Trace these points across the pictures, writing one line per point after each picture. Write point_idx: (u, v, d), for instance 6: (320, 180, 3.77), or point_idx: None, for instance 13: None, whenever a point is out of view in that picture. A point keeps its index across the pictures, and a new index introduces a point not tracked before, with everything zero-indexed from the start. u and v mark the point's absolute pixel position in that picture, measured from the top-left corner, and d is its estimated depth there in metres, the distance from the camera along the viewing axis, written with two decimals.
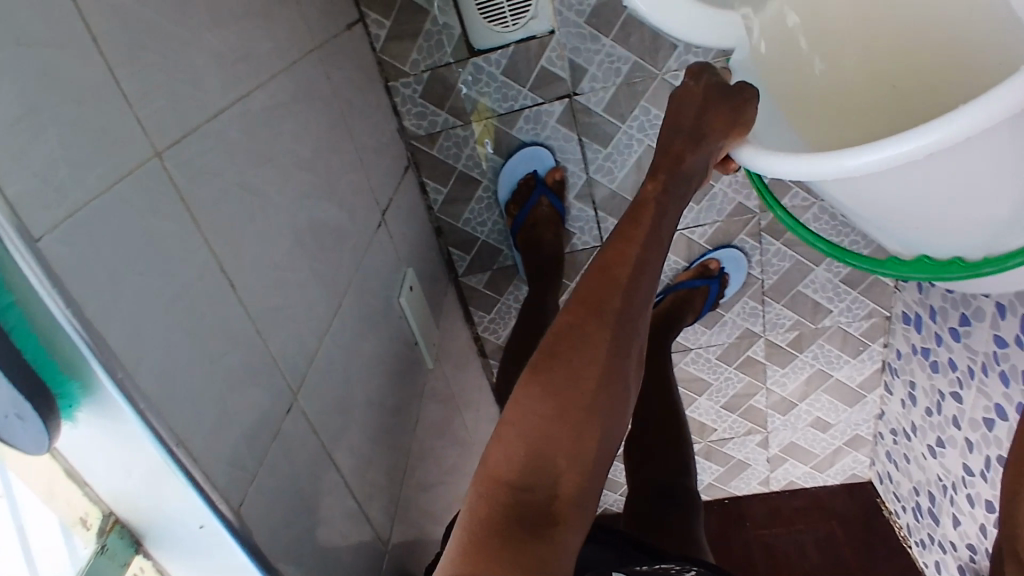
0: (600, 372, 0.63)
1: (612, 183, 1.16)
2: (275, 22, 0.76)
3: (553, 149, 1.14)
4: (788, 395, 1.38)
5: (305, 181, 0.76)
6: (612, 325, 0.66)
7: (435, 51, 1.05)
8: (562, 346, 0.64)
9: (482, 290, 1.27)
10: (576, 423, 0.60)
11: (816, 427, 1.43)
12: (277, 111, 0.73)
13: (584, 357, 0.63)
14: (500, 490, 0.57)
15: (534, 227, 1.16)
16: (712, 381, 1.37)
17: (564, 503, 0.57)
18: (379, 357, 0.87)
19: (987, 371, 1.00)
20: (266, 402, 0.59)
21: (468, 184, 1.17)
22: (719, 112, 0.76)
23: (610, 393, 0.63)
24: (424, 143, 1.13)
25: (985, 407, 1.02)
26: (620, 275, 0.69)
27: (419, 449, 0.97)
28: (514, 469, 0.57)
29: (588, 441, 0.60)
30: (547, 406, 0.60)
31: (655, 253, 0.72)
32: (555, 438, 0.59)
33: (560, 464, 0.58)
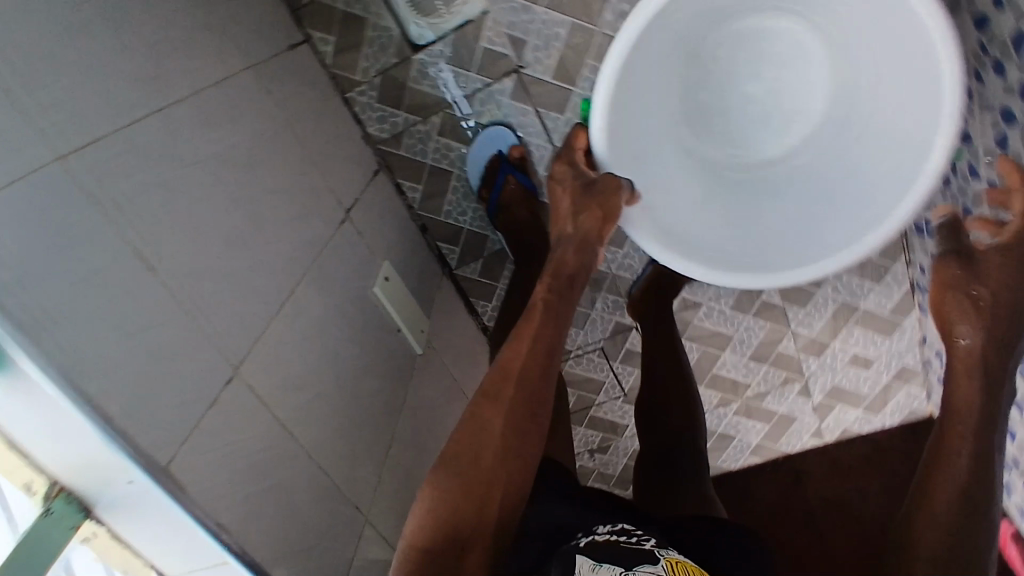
0: (500, 452, 0.81)
1: None
2: (206, 43, 0.82)
3: (513, 127, 1.15)
4: (817, 335, 1.32)
5: (248, 182, 0.81)
6: (506, 414, 0.83)
7: (380, 55, 1.09)
8: (471, 430, 0.82)
9: (478, 279, 1.29)
10: (484, 496, 0.78)
11: (858, 366, 1.35)
12: (212, 119, 0.78)
13: (485, 438, 0.81)
14: (416, 553, 0.75)
15: (509, 206, 1.17)
16: (732, 333, 1.33)
17: (469, 560, 0.75)
18: (355, 341, 0.90)
19: None
20: (200, 374, 0.63)
21: (441, 177, 1.19)
22: (590, 210, 0.93)
23: (510, 474, 0.80)
24: (391, 146, 1.16)
25: None
26: (513, 372, 0.86)
27: (423, 433, 1.00)
28: (430, 537, 0.76)
29: (489, 510, 0.78)
30: (456, 484, 0.79)
31: (550, 341, 0.88)
32: (463, 509, 0.77)
33: (467, 527, 0.77)
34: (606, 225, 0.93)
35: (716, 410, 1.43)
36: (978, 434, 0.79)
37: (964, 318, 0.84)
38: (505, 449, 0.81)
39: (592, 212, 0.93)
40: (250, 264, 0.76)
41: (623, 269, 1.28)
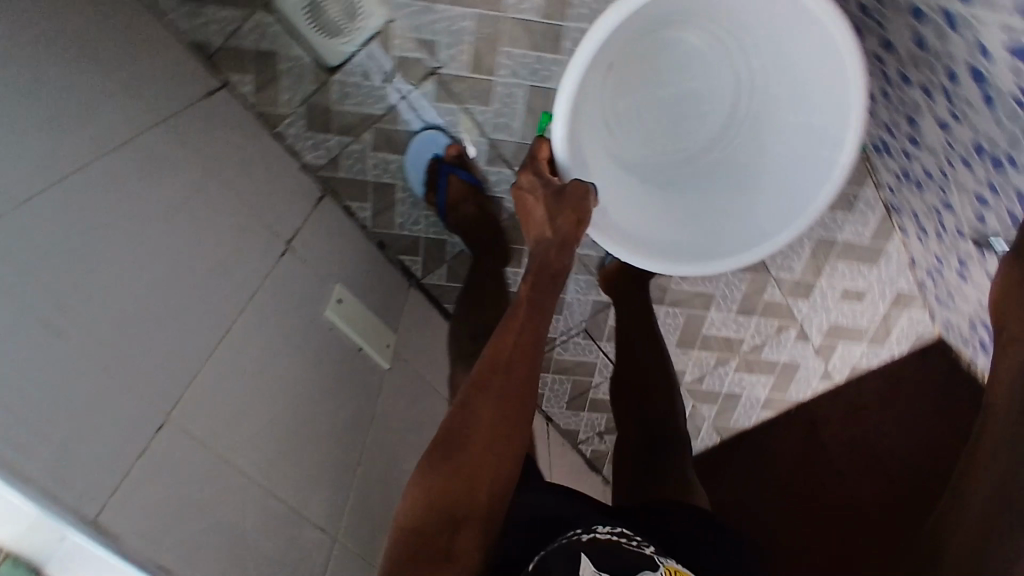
0: (486, 444, 0.80)
1: (514, 136, 1.14)
2: (119, 96, 0.81)
3: (444, 128, 1.14)
4: (801, 277, 1.28)
5: (178, 229, 0.81)
6: (498, 404, 0.83)
7: (298, 84, 1.10)
8: (465, 419, 0.82)
9: (447, 284, 1.29)
10: (471, 487, 0.78)
11: (850, 300, 1.31)
12: (133, 171, 0.77)
13: (475, 426, 0.81)
14: (406, 537, 0.75)
15: (457, 207, 1.17)
16: (713, 290, 1.30)
17: (458, 547, 0.75)
18: (308, 367, 0.91)
19: (953, 164, 0.89)
20: (127, 426, 0.64)
21: (385, 191, 1.19)
22: (565, 213, 0.90)
23: (498, 464, 0.80)
24: (330, 170, 1.16)
25: (971, 201, 0.90)
26: (500, 363, 0.86)
27: (396, 444, 1.02)
28: (418, 518, 0.76)
29: (479, 499, 0.78)
30: (441, 476, 0.79)
31: (532, 333, 0.89)
32: (452, 496, 0.77)
33: (457, 515, 0.76)
34: (580, 230, 0.91)
35: (715, 369, 1.41)
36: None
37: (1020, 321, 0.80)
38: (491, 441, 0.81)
39: (565, 211, 0.90)
40: (185, 312, 0.76)
41: (588, 248, 1.26)
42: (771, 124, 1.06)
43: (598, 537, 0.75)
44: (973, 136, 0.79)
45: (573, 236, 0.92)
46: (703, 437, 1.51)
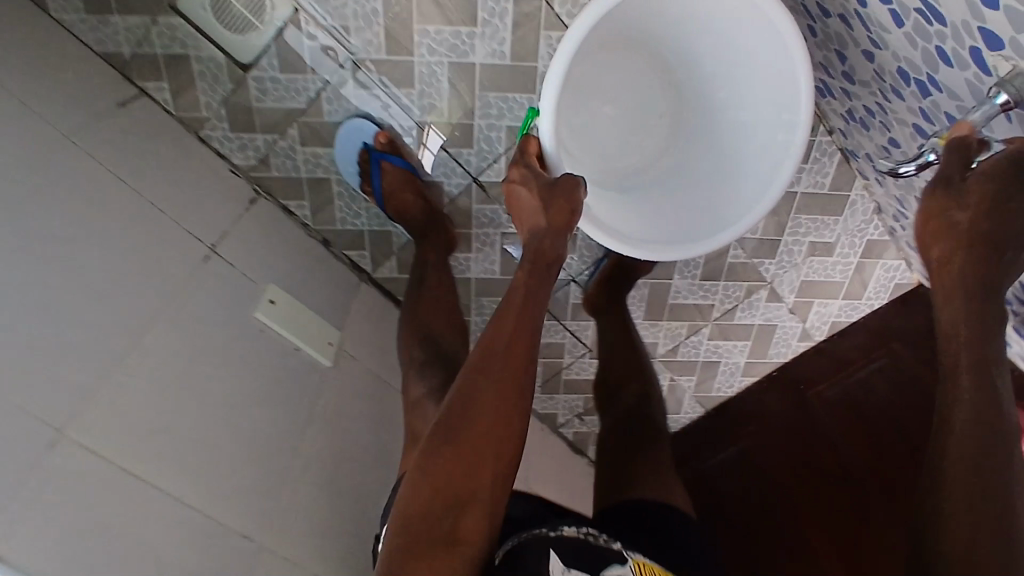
0: (492, 426, 0.73)
1: (443, 117, 1.11)
2: (8, 111, 0.79)
3: (370, 115, 1.11)
4: (764, 234, 1.22)
5: (79, 241, 0.78)
6: (505, 381, 0.75)
7: (216, 85, 1.08)
8: (469, 398, 0.74)
9: (398, 276, 1.26)
10: (481, 472, 0.71)
11: (820, 255, 1.25)
12: (25, 185, 0.75)
13: (480, 408, 0.73)
14: (409, 525, 0.69)
15: (392, 196, 1.13)
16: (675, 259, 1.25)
17: (465, 531, 0.68)
18: (235, 371, 0.89)
19: (887, 96, 0.83)
20: (12, 444, 0.62)
21: (320, 187, 1.17)
22: (557, 203, 0.84)
23: (505, 450, 0.73)
24: (262, 169, 1.15)
25: (914, 134, 0.83)
26: (502, 336, 0.78)
27: (343, 442, 1.00)
28: (423, 505, 0.69)
29: (486, 481, 0.71)
30: (444, 465, 0.71)
31: (529, 314, 0.82)
32: (459, 482, 0.70)
33: (465, 502, 0.69)
34: (573, 222, 0.85)
35: (688, 339, 1.35)
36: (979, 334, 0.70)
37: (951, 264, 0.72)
38: (498, 423, 0.73)
39: (558, 204, 0.84)
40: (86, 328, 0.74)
41: None
42: (721, 119, 1.04)
43: (564, 533, 0.71)
44: (895, 61, 0.74)
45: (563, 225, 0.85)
46: (686, 410, 1.46)
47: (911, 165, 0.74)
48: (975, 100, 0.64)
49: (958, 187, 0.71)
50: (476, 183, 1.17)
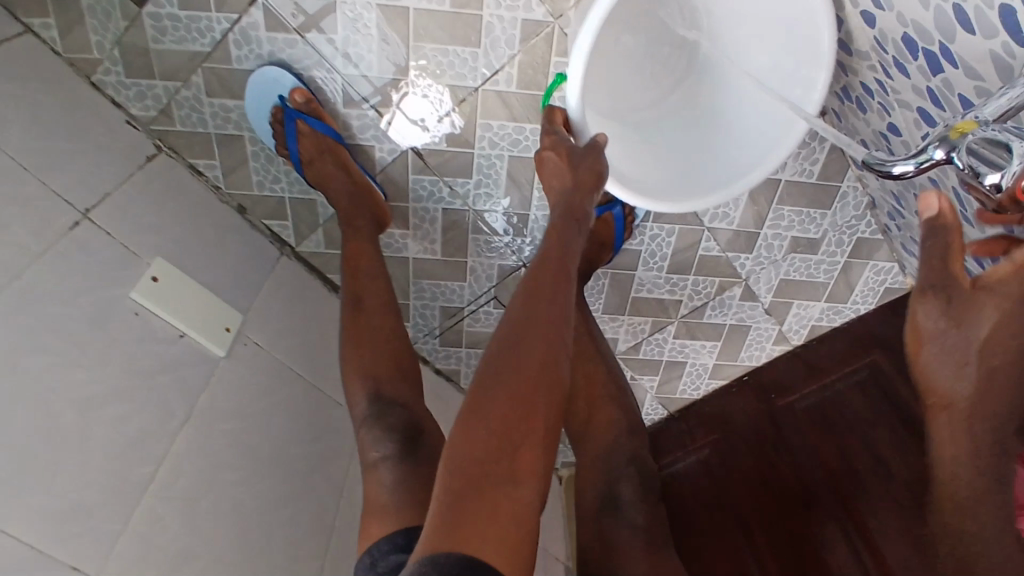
0: (543, 355, 0.63)
1: (372, 71, 0.95)
2: None
3: (287, 64, 0.95)
4: (740, 226, 1.08)
5: None
6: (548, 314, 0.66)
7: (107, 21, 0.91)
8: (513, 330, 0.65)
9: (326, 251, 1.12)
10: (534, 429, 0.59)
11: (802, 251, 1.11)
12: None
13: (527, 338, 0.64)
14: (457, 469, 0.56)
15: (311, 162, 0.98)
16: (639, 248, 1.10)
17: (523, 469, 0.57)
18: (100, 363, 0.73)
19: (890, 72, 0.68)
20: None
21: (234, 145, 1.02)
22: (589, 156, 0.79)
23: (552, 409, 0.61)
24: (164, 123, 0.99)
25: (915, 121, 0.69)
26: (545, 275, 0.70)
27: (241, 447, 0.85)
28: (475, 444, 0.57)
29: (539, 414, 0.60)
30: (498, 399, 0.59)
31: (559, 268, 0.72)
32: (511, 416, 0.58)
33: (522, 438, 0.58)
34: (602, 185, 0.80)
35: (652, 337, 1.21)
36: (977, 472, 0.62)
37: (942, 374, 0.61)
38: (548, 351, 0.63)
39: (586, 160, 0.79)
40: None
41: (483, 202, 1.06)
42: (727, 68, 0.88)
43: None
44: (900, 26, 0.59)
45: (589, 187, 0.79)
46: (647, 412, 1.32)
47: (909, 164, 0.51)
48: (995, 78, 0.50)
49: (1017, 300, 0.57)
50: (412, 151, 1.02)
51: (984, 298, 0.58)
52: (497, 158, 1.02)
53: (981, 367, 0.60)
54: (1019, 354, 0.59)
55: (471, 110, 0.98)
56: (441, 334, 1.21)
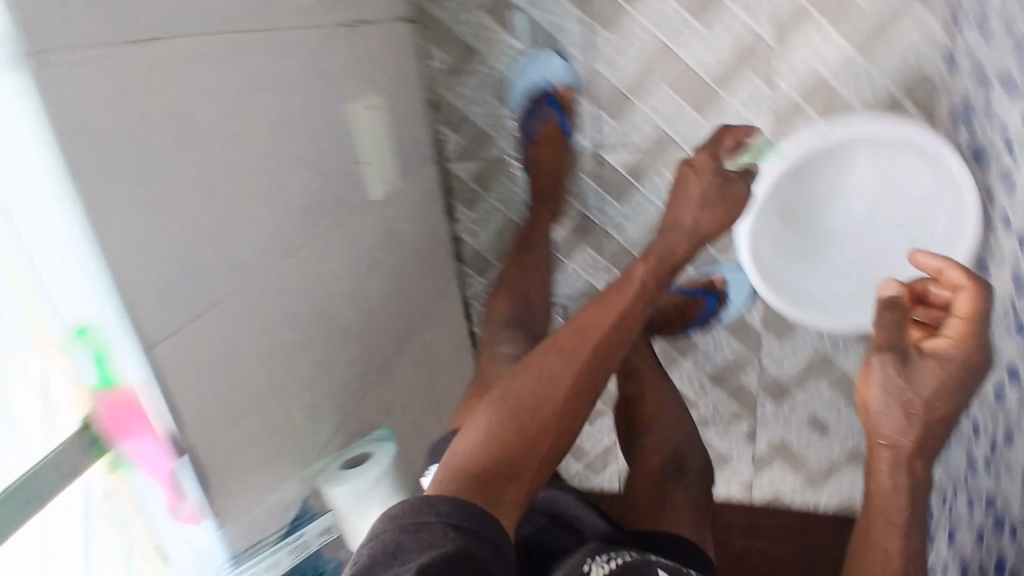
0: (561, 405, 0.76)
1: (615, 77, 1.08)
2: None
3: (568, 57, 1.08)
4: (783, 377, 1.22)
5: None
6: (578, 370, 0.78)
7: None
8: (538, 376, 0.77)
9: (470, 182, 1.22)
10: (543, 410, 0.75)
11: (813, 428, 1.26)
12: None
13: (547, 386, 0.77)
14: (462, 476, 0.70)
15: (539, 145, 1.11)
16: (698, 342, 1.24)
17: (511, 493, 0.70)
18: (310, 138, 0.81)
19: (1003, 327, 0.86)
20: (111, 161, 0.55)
21: (469, 57, 1.12)
22: (716, 208, 0.87)
23: (557, 442, 0.75)
24: (432, 4, 1.08)
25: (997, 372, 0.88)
26: (590, 333, 0.81)
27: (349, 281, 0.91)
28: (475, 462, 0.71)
29: (539, 451, 0.74)
30: (507, 432, 0.73)
31: (618, 328, 0.81)
32: (514, 448, 0.72)
33: (516, 468, 0.72)
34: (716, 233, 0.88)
35: None
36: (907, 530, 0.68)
37: (890, 421, 0.67)
38: (564, 402, 0.76)
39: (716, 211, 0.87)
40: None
41: (614, 227, 1.18)
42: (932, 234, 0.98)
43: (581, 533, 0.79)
44: None
45: (716, 194, 0.87)
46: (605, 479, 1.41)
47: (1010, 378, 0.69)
48: None
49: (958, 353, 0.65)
50: (592, 154, 1.14)
51: (928, 364, 0.66)
52: (652, 204, 1.15)
53: (925, 419, 0.66)
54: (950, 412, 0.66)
55: (664, 156, 1.11)
56: None
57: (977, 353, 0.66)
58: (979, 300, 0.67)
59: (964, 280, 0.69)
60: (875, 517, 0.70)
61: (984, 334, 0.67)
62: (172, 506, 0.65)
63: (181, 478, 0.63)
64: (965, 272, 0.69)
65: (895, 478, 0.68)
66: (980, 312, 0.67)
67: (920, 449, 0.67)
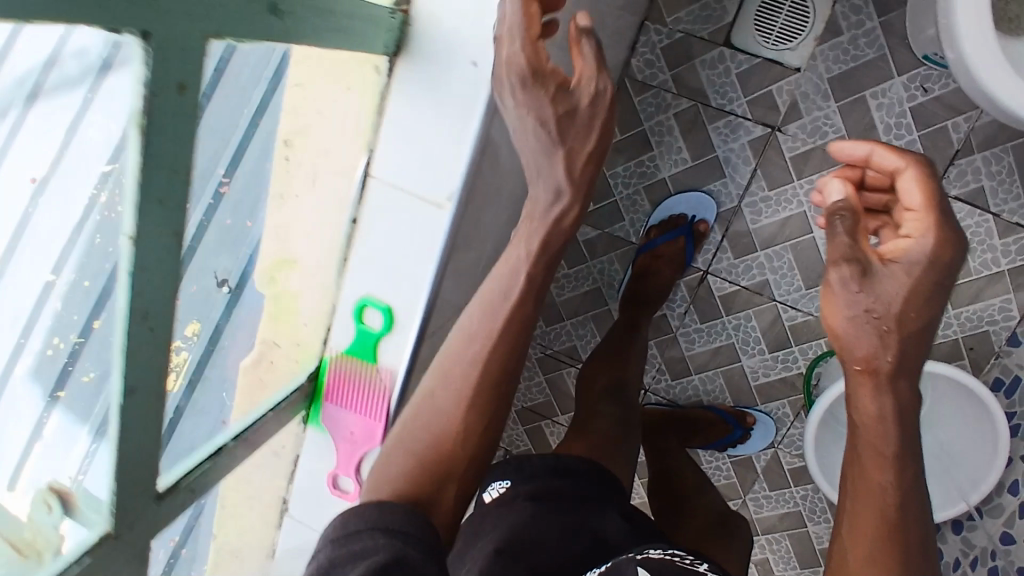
0: (490, 365, 0.59)
1: (753, 224, 1.21)
2: None
3: (713, 196, 1.21)
4: (756, 519, 1.37)
5: None
6: (511, 324, 0.59)
7: (701, 21, 1.13)
8: (454, 347, 0.60)
9: (580, 243, 1.30)
10: (451, 384, 0.59)
11: (758, 568, 1.41)
12: None
13: (467, 346, 0.60)
14: (402, 455, 0.59)
15: (659, 258, 1.22)
16: (703, 460, 1.38)
17: (458, 472, 0.58)
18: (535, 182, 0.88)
19: (977, 565, 1.03)
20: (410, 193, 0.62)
21: (641, 145, 1.22)
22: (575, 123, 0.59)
23: (495, 404, 0.60)
24: (634, 88, 1.19)
25: None
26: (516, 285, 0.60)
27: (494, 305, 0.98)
28: (421, 443, 0.59)
29: (475, 420, 0.59)
30: (438, 400, 0.60)
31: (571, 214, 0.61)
32: (444, 410, 0.59)
33: (460, 439, 0.58)
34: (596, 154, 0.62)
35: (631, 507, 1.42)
36: (903, 449, 0.56)
37: (865, 342, 0.57)
38: (495, 357, 0.59)
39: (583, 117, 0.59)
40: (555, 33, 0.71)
41: (686, 338, 1.31)
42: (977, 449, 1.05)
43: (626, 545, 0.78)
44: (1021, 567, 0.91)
45: (556, 123, 0.58)
46: None
47: None
48: None
49: (948, 278, 0.58)
50: (700, 273, 1.26)
51: (892, 272, 0.57)
52: (728, 335, 1.28)
53: (901, 333, 0.56)
54: (927, 323, 0.57)
55: (757, 303, 1.25)
56: (548, 354, 1.37)
57: (947, 247, 0.58)
58: (927, 177, 0.60)
59: (903, 161, 0.62)
60: (858, 472, 0.57)
61: (952, 222, 0.59)
62: (341, 474, 0.78)
63: (364, 461, 0.77)
64: (898, 153, 0.62)
65: (882, 403, 0.56)
66: (934, 193, 0.60)
67: (904, 367, 0.56)
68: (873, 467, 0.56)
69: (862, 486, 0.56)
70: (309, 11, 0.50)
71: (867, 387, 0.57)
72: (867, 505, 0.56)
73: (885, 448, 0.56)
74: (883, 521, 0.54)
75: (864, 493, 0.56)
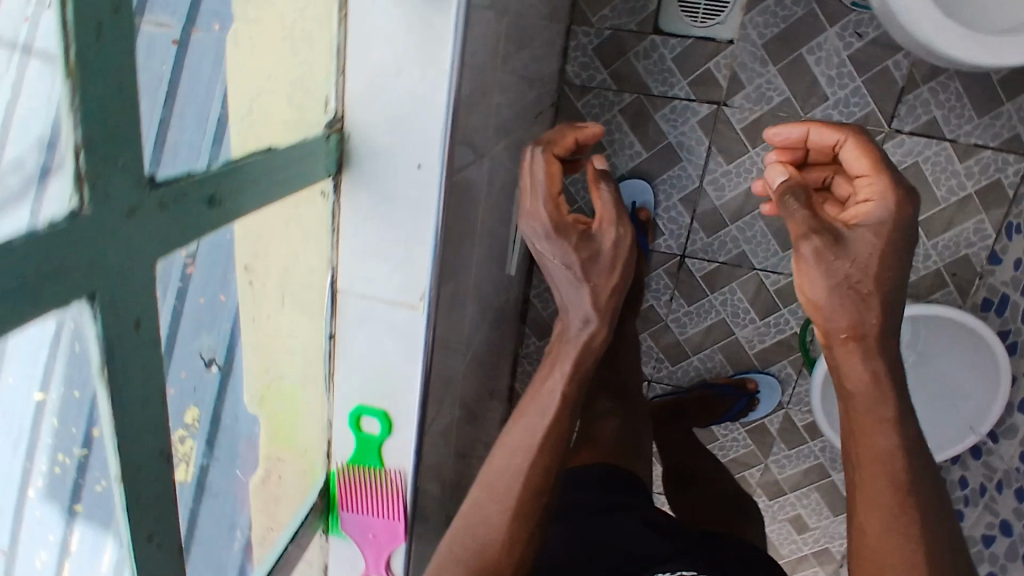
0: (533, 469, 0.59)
1: (719, 200, 1.21)
2: None
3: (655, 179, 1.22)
4: (782, 479, 1.39)
5: None
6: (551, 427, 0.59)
7: (626, 14, 1.12)
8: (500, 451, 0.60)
9: None
10: (497, 495, 0.59)
11: (793, 525, 1.43)
12: None
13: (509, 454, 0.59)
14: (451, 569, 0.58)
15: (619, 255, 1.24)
16: (719, 435, 1.38)
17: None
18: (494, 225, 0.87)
19: (1003, 488, 1.04)
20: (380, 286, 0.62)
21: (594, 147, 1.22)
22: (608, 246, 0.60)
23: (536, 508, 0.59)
24: (575, 93, 1.18)
25: (989, 522, 1.06)
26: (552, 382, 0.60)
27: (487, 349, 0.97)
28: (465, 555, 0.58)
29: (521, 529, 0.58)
30: (483, 508, 0.59)
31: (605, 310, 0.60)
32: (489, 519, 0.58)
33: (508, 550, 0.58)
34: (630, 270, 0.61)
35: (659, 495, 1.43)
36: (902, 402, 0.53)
37: (844, 310, 0.53)
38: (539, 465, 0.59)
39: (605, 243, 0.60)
40: (487, 91, 0.70)
41: (677, 322, 1.31)
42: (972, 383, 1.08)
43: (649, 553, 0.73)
44: None
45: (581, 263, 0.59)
46: None
47: None
48: None
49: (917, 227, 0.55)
50: (678, 258, 1.26)
51: (863, 234, 0.54)
52: (718, 310, 1.29)
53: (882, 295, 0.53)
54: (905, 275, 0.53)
55: (738, 274, 1.25)
56: None
57: (904, 199, 0.54)
58: (867, 142, 0.58)
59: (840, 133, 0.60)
60: (859, 437, 0.53)
61: (901, 176, 0.56)
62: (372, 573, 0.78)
63: (394, 558, 0.76)
64: (834, 124, 0.60)
65: (875, 363, 0.52)
66: (878, 156, 0.57)
67: (889, 328, 0.53)
68: (874, 429, 0.52)
69: (864, 448, 0.52)
70: (252, 179, 0.49)
71: (852, 351, 0.53)
72: (875, 470, 0.52)
73: (884, 409, 0.52)
74: (899, 483, 0.51)
75: (870, 458, 0.52)
